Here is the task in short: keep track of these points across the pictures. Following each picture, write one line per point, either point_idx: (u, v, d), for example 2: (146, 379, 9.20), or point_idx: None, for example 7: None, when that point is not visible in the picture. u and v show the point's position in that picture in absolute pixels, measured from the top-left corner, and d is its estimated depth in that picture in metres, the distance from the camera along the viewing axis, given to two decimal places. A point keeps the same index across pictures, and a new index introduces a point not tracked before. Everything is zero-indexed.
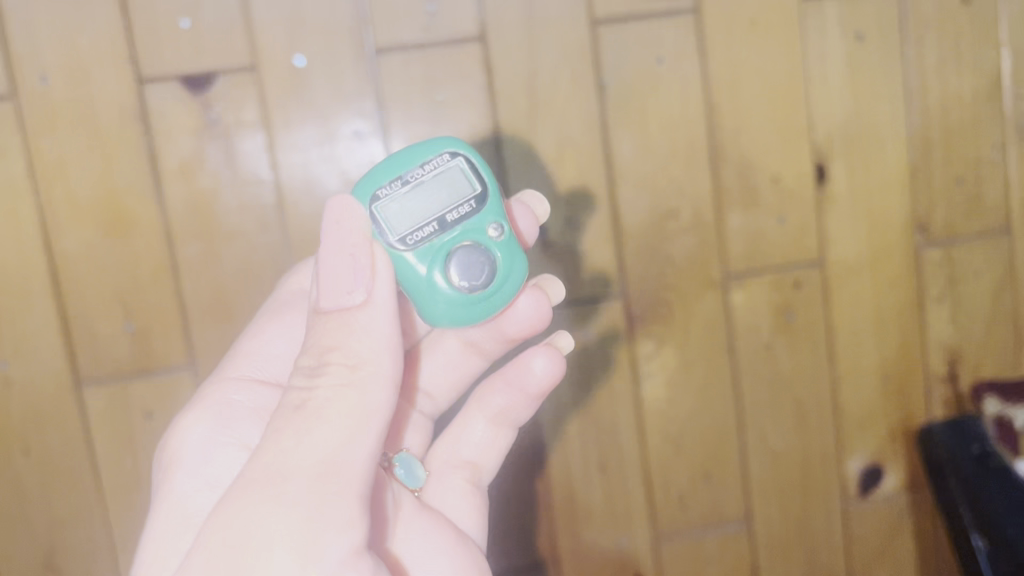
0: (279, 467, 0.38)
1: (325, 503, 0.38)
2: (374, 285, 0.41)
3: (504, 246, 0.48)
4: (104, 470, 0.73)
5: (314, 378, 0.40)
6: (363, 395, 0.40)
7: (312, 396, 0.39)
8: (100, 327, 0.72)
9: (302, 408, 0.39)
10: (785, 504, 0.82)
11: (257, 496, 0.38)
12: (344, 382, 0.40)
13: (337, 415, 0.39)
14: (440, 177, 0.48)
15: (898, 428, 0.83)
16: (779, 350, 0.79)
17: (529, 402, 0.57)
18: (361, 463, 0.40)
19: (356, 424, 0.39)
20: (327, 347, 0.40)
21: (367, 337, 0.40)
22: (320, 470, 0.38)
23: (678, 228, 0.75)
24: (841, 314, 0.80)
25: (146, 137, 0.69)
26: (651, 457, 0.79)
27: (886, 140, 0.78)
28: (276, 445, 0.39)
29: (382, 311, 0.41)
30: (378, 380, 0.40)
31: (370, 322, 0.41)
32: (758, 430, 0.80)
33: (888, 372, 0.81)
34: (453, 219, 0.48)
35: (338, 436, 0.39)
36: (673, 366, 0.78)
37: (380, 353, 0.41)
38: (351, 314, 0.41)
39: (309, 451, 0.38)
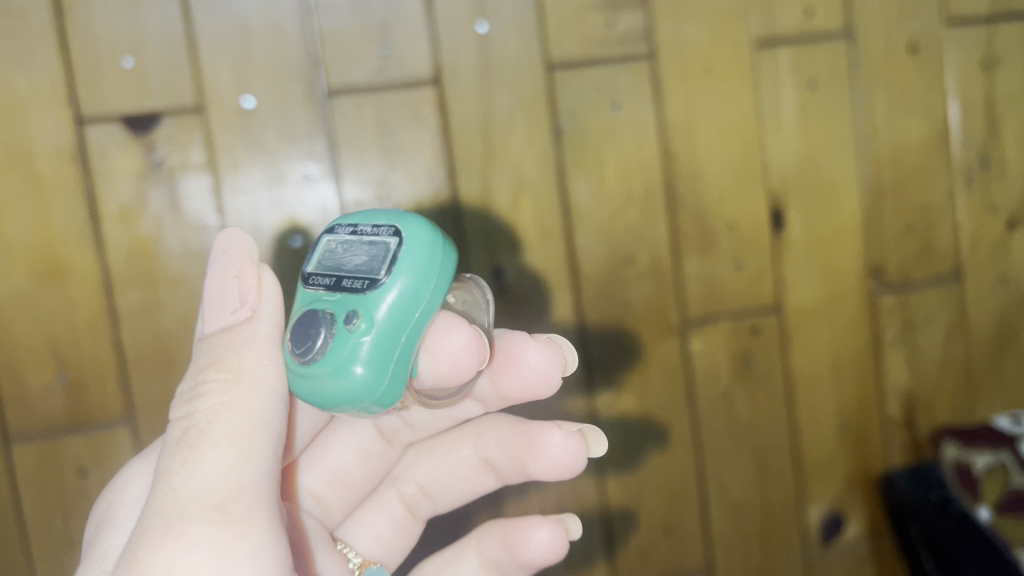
0: (174, 500, 0.35)
1: (233, 525, 0.35)
2: (258, 298, 0.40)
3: (353, 338, 0.38)
4: (33, 530, 0.68)
5: (195, 401, 0.38)
6: (251, 407, 0.38)
7: (197, 420, 0.37)
8: (30, 378, 0.68)
9: (188, 436, 0.37)
10: (747, 554, 0.80)
11: (159, 537, 0.34)
12: (228, 400, 0.37)
13: (227, 435, 0.37)
14: (372, 246, 0.40)
15: (860, 475, 0.82)
16: (738, 397, 0.78)
17: (520, 565, 0.54)
18: (260, 486, 0.37)
19: (247, 439, 0.37)
20: (208, 370, 0.39)
21: (251, 351, 0.39)
22: (218, 498, 0.35)
23: (637, 274, 0.74)
24: (798, 360, 0.79)
25: (84, 179, 0.66)
26: (612, 510, 0.76)
27: (840, 186, 0.78)
28: (168, 481, 0.35)
29: (270, 321, 0.40)
30: (263, 394, 0.38)
31: (256, 334, 0.39)
32: (718, 480, 0.78)
33: (846, 417, 0.81)
34: (343, 286, 0.40)
35: (233, 458, 0.36)
36: (633, 414, 0.76)
37: (265, 368, 0.39)
38: (235, 327, 0.39)
39: (204, 479, 0.35)
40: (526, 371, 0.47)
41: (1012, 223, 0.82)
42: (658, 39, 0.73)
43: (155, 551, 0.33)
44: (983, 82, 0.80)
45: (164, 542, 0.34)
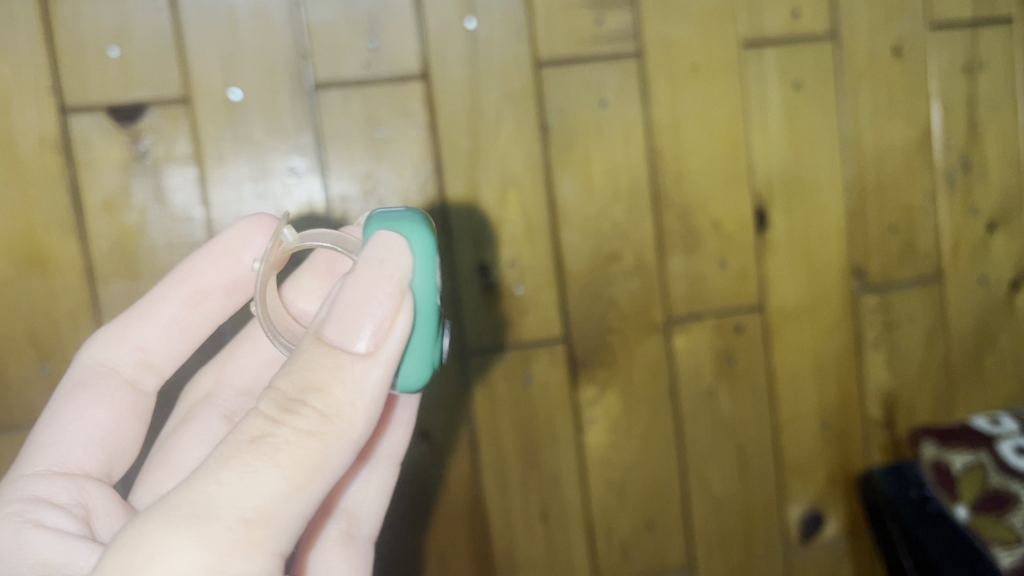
0: (209, 506, 0.30)
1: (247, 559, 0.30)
2: (385, 338, 0.35)
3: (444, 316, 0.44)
4: None
5: (285, 413, 0.32)
6: (326, 455, 0.33)
7: (275, 433, 0.32)
8: (10, 369, 0.67)
9: (259, 445, 0.32)
10: (728, 553, 0.81)
11: (177, 530, 0.30)
12: (311, 431, 0.32)
13: (293, 463, 0.32)
14: None
15: (840, 474, 0.83)
16: (721, 395, 0.78)
17: (397, 424, 0.50)
18: (292, 533, 0.32)
19: (309, 478, 0.32)
20: (310, 388, 0.33)
21: (353, 390, 0.34)
22: (249, 520, 0.30)
23: (622, 271, 0.75)
24: (781, 359, 0.80)
25: (68, 169, 0.66)
26: (596, 506, 0.77)
27: (824, 187, 0.79)
28: (215, 477, 0.31)
29: (379, 369, 0.35)
30: (344, 440, 0.33)
31: (365, 379, 0.34)
32: (701, 477, 0.79)
33: (828, 417, 0.82)
34: None
35: (285, 487, 0.31)
36: (617, 412, 0.76)
37: (359, 411, 0.34)
38: (349, 360, 0.34)
39: (247, 493, 0.30)
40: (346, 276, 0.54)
41: (992, 225, 0.83)
42: (646, 38, 0.73)
43: (162, 544, 0.29)
44: (965, 85, 0.81)
45: (178, 542, 0.29)
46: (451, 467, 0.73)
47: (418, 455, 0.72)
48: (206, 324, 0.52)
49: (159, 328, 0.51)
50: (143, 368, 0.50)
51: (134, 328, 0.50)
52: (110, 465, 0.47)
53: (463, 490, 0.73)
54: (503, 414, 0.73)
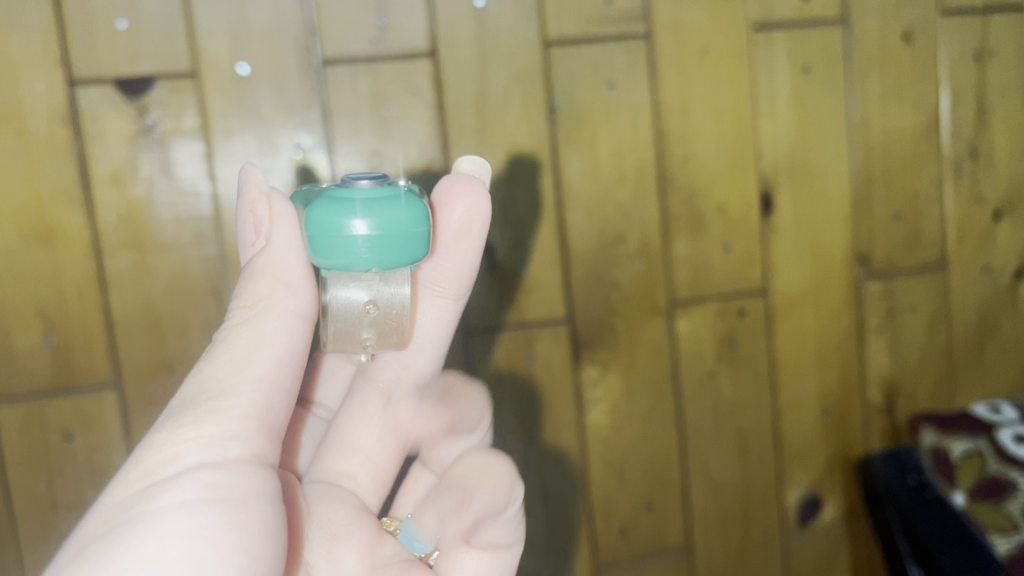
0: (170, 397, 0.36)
1: (205, 412, 0.35)
2: (271, 227, 0.39)
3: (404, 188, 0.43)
4: (16, 492, 0.68)
5: (222, 325, 0.39)
6: (257, 328, 0.38)
7: (217, 336, 0.38)
8: (17, 340, 0.67)
9: (206, 350, 0.38)
10: (726, 534, 0.81)
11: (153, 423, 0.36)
12: (241, 319, 0.38)
13: (227, 345, 0.37)
14: None
15: (839, 459, 0.83)
16: (722, 378, 0.79)
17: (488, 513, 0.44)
18: (251, 389, 0.37)
19: (250, 349, 0.37)
20: (232, 297, 0.39)
21: (266, 277, 0.39)
22: (199, 392, 0.36)
23: (627, 254, 0.75)
24: (782, 343, 0.80)
25: (76, 141, 0.66)
26: (595, 485, 0.77)
27: (830, 173, 0.79)
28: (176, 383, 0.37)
29: (282, 249, 0.39)
30: (273, 313, 0.38)
31: (271, 263, 0.39)
32: (700, 459, 0.79)
33: (828, 402, 0.82)
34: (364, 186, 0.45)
35: (224, 362, 0.37)
36: (618, 392, 0.77)
37: (280, 289, 0.39)
38: (255, 263, 0.40)
39: (195, 377, 0.37)
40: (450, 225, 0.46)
41: (998, 214, 0.83)
42: (655, 20, 0.73)
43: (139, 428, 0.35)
44: (974, 73, 0.81)
45: (151, 427, 0.35)
46: None
47: None
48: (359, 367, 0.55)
49: None
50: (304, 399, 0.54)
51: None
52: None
53: None
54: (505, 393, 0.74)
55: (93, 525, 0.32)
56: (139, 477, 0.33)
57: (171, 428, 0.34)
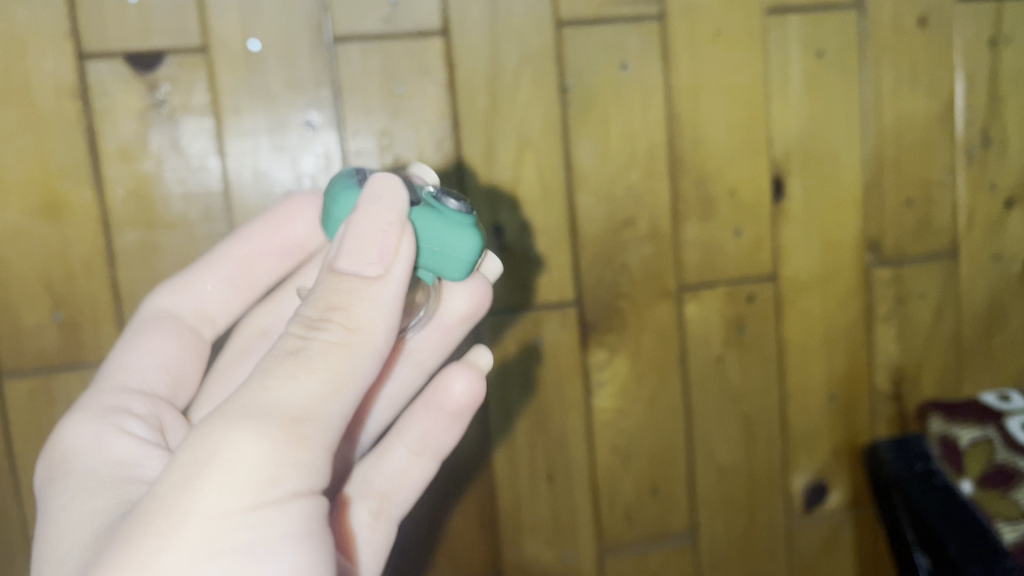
0: (260, 402, 0.35)
1: (298, 446, 0.35)
2: (392, 263, 0.40)
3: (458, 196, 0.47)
4: (23, 467, 0.68)
5: (312, 329, 0.37)
6: (355, 360, 0.37)
7: (308, 345, 0.36)
8: (25, 314, 0.67)
9: (296, 351, 0.36)
10: (730, 519, 0.81)
11: (229, 415, 0.34)
12: (340, 341, 0.37)
13: (327, 366, 0.36)
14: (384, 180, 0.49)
15: (845, 446, 0.83)
16: (730, 363, 0.78)
17: (445, 420, 0.55)
18: (337, 421, 0.37)
19: (346, 378, 0.37)
20: (330, 307, 0.38)
21: (372, 308, 0.38)
22: (297, 415, 0.35)
23: (636, 237, 0.75)
24: (791, 329, 0.80)
25: (85, 115, 0.65)
26: (601, 468, 0.77)
27: (841, 159, 0.78)
28: (264, 382, 0.35)
29: (391, 290, 0.39)
30: (370, 349, 0.38)
31: (380, 297, 0.39)
32: (706, 444, 0.79)
33: (835, 388, 0.82)
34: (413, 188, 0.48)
35: (323, 385, 0.36)
36: (625, 376, 0.76)
37: (381, 327, 0.39)
38: (365, 284, 0.39)
39: (293, 392, 0.35)
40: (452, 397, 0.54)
41: (1010, 202, 0.83)
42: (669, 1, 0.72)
43: (229, 431, 0.34)
44: (989, 59, 0.80)
45: (231, 426, 0.34)
46: None
47: None
48: (259, 284, 0.60)
49: (217, 279, 0.59)
50: (203, 318, 0.58)
51: (195, 283, 0.58)
52: (174, 391, 0.55)
53: (469, 448, 0.74)
54: (512, 374, 0.74)
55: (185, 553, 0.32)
56: (230, 510, 0.33)
57: (262, 453, 0.34)
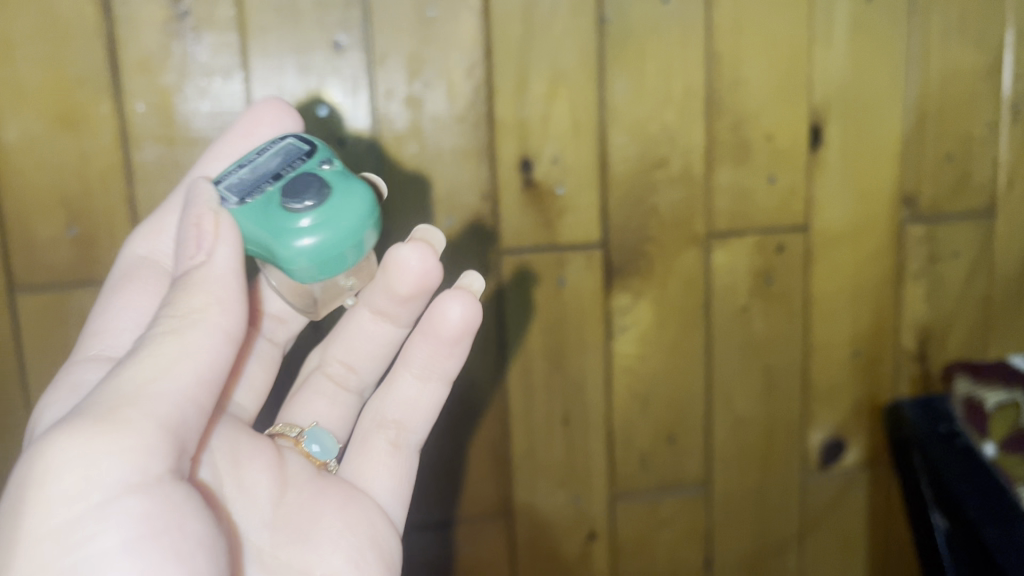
0: (92, 396, 0.36)
1: (117, 436, 0.34)
2: (214, 244, 0.40)
3: (336, 175, 0.43)
4: (34, 382, 0.67)
5: (150, 331, 0.38)
6: (189, 342, 0.37)
7: (143, 341, 0.38)
8: (39, 228, 0.65)
9: (131, 353, 0.37)
10: (745, 473, 0.80)
11: (53, 424, 0.35)
12: (172, 330, 0.38)
13: (157, 354, 0.37)
14: (275, 151, 0.45)
15: (866, 404, 0.82)
16: (754, 313, 0.77)
17: (448, 347, 0.51)
18: (174, 403, 0.36)
19: (180, 361, 0.37)
20: (166, 306, 0.39)
21: (202, 292, 0.39)
22: (120, 401, 0.35)
23: (667, 179, 0.72)
24: (818, 282, 0.78)
25: (106, 24, 0.63)
26: (617, 413, 0.76)
27: (882, 108, 0.76)
28: (102, 383, 0.36)
29: (218, 270, 0.39)
30: (208, 330, 0.38)
31: (207, 278, 0.39)
32: (725, 395, 0.78)
33: (859, 345, 0.80)
34: (294, 166, 0.44)
35: (153, 372, 0.36)
36: (647, 322, 0.75)
37: (217, 306, 0.39)
38: (189, 275, 0.39)
39: (120, 385, 0.36)
40: (449, 325, 0.50)
41: None
42: None
43: (53, 428, 0.34)
44: None
45: (45, 439, 0.34)
46: (475, 362, 0.72)
47: None
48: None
49: None
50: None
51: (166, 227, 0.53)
52: None
53: (486, 387, 0.73)
54: (532, 313, 0.72)
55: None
56: (51, 511, 0.33)
57: (73, 455, 0.33)
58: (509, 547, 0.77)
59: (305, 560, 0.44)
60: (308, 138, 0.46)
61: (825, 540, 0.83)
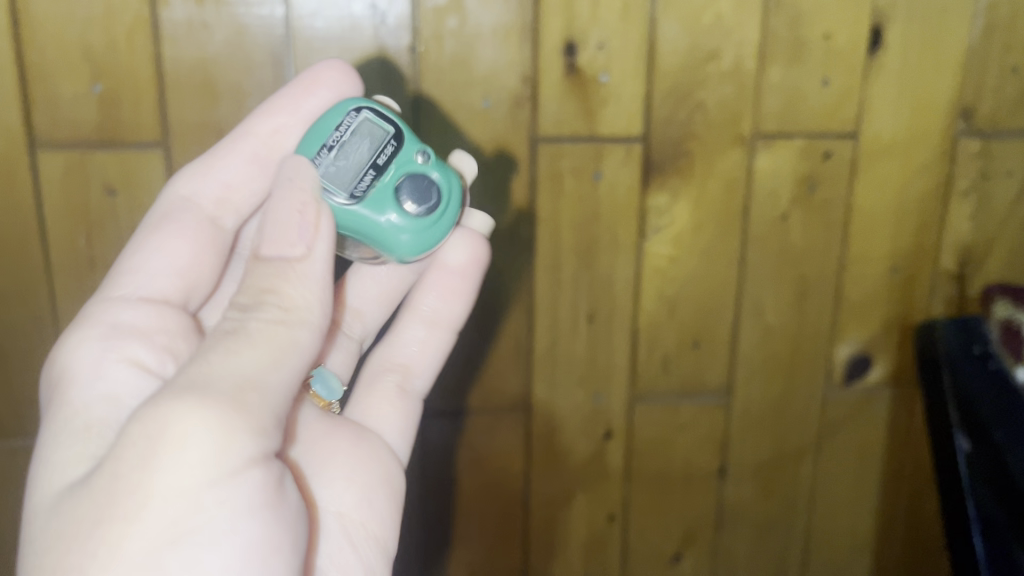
0: (202, 374, 0.36)
1: (243, 420, 0.35)
2: (315, 239, 0.41)
3: (433, 167, 0.49)
4: (55, 242, 0.66)
5: (248, 312, 0.39)
6: (294, 334, 0.39)
7: (245, 325, 0.39)
8: (63, 82, 0.63)
9: (231, 333, 0.38)
10: (768, 383, 0.79)
11: (163, 397, 0.35)
12: (278, 319, 0.39)
13: (267, 341, 0.38)
14: (357, 132, 0.48)
15: (898, 321, 0.80)
16: (793, 221, 0.74)
17: (455, 288, 0.57)
18: (282, 393, 0.38)
19: (286, 353, 0.38)
20: (264, 289, 0.40)
21: (303, 284, 0.40)
22: (237, 388, 0.36)
23: (716, 74, 0.69)
24: (862, 192, 0.75)
25: None
26: (644, 314, 0.75)
27: (950, 13, 0.71)
28: (206, 360, 0.37)
29: (319, 267, 0.41)
30: (308, 325, 0.40)
31: (310, 274, 0.41)
32: (755, 302, 0.76)
33: (897, 262, 0.78)
34: (387, 156, 0.48)
35: (265, 359, 0.38)
36: (683, 223, 0.73)
37: (315, 301, 0.41)
38: (290, 265, 0.40)
39: (232, 367, 0.36)
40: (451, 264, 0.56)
41: None
42: None
43: (171, 404, 0.34)
44: None
45: (163, 417, 0.34)
46: (503, 255, 0.71)
47: None
48: None
49: (241, 164, 0.52)
50: (224, 206, 0.53)
51: (217, 166, 0.52)
52: (189, 295, 0.50)
53: (512, 278, 0.72)
54: (565, 206, 0.70)
55: (136, 549, 0.33)
56: (179, 495, 0.34)
57: (203, 434, 0.34)
58: (524, 441, 0.77)
59: (318, 494, 0.47)
60: (382, 112, 0.48)
61: (842, 456, 0.83)
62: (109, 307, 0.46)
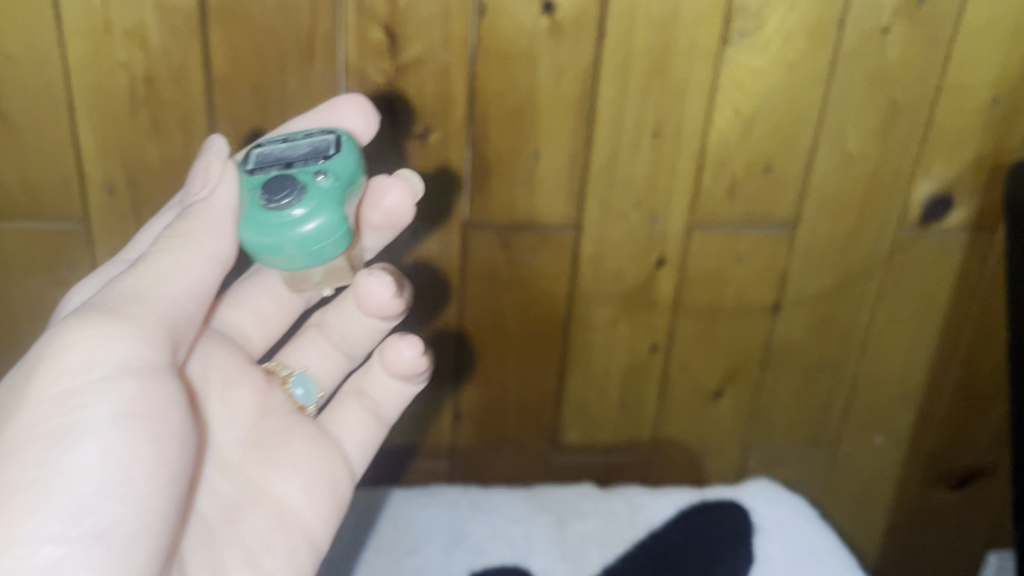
0: (96, 300, 0.40)
1: (117, 327, 0.38)
2: (220, 182, 0.44)
3: (318, 189, 0.41)
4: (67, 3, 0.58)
5: (152, 250, 0.43)
6: (189, 262, 0.42)
7: (144, 260, 0.42)
8: None
9: (132, 268, 0.42)
10: (838, 218, 0.73)
11: (62, 320, 0.39)
12: (173, 252, 0.42)
13: (156, 272, 0.41)
14: (309, 141, 0.45)
15: (989, 159, 0.73)
16: (894, 37, 0.66)
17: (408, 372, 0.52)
18: (168, 312, 0.41)
19: (176, 278, 0.42)
20: (168, 229, 0.43)
21: (204, 218, 0.43)
22: (119, 306, 0.39)
23: None
24: (976, 9, 0.66)
25: None
26: (714, 133, 0.68)
27: None
28: (106, 291, 0.41)
29: (223, 204, 0.43)
30: (204, 256, 0.43)
31: (213, 209, 0.43)
32: (838, 127, 0.69)
33: (999, 92, 0.70)
34: (295, 165, 0.43)
35: (152, 286, 0.41)
36: (771, 30, 0.64)
37: (217, 237, 0.43)
38: (197, 205, 0.43)
39: (123, 293, 0.40)
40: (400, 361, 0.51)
41: None
42: None
43: (61, 321, 0.38)
44: None
45: (52, 331, 0.38)
46: (567, 54, 0.63)
47: (538, 28, 0.62)
48: None
49: None
50: None
51: None
52: None
53: (574, 83, 0.64)
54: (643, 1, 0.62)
55: (10, 436, 0.36)
56: (53, 393, 0.36)
57: (77, 342, 0.37)
58: (571, 262, 0.72)
59: (264, 479, 0.46)
60: (346, 144, 0.44)
61: (905, 299, 0.78)
62: (108, 262, 0.49)
